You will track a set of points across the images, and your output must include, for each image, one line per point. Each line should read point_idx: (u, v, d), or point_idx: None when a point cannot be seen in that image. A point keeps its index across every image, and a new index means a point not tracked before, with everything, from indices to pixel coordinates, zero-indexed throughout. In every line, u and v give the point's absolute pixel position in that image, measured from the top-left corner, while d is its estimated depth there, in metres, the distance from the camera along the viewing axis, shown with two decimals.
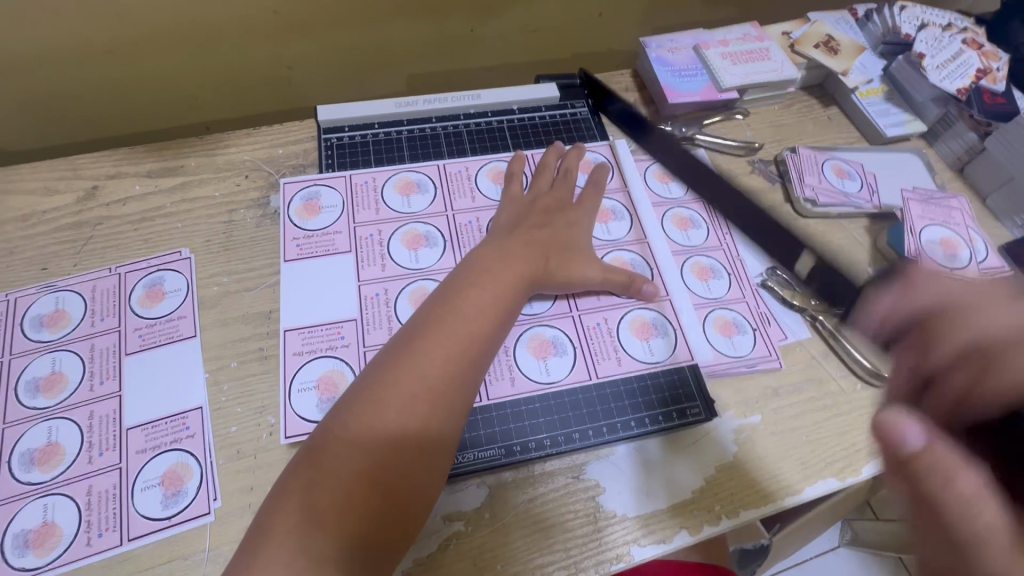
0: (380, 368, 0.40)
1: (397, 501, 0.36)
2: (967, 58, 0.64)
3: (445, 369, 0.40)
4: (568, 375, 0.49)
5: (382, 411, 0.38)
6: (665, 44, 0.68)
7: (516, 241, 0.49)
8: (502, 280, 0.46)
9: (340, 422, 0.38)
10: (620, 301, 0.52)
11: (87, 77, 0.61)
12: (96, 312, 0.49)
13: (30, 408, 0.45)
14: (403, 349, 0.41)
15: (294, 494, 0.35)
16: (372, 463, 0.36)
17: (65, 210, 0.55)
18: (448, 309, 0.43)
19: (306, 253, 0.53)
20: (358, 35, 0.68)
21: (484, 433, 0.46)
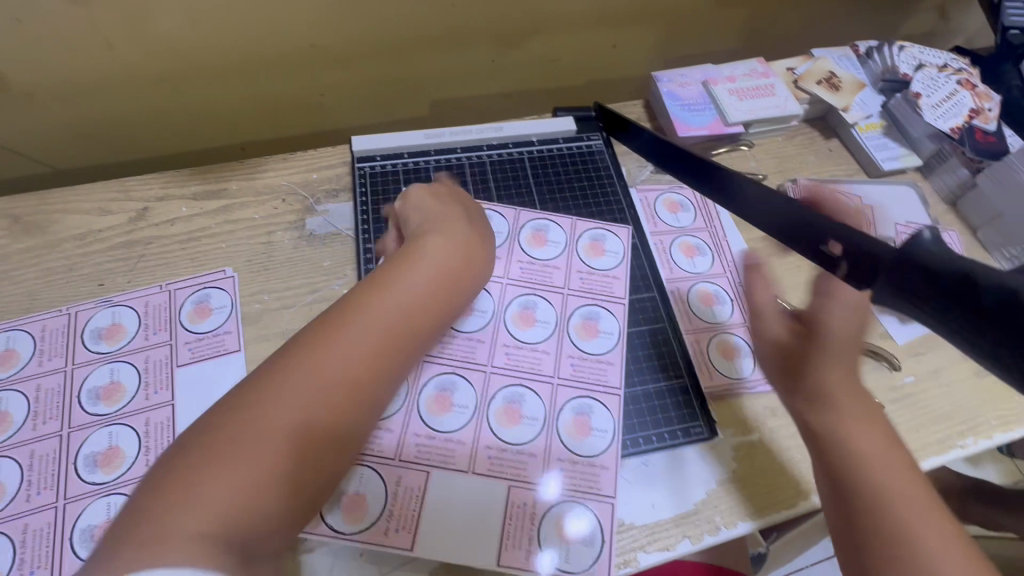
0: (298, 348, 0.37)
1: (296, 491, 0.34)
2: (961, 98, 0.68)
3: (367, 362, 0.38)
4: (532, 377, 0.53)
5: (312, 376, 0.36)
6: (676, 79, 0.72)
7: (457, 248, 0.47)
8: (445, 263, 0.45)
9: (262, 389, 0.35)
10: (586, 309, 0.57)
11: (136, 102, 0.66)
12: (149, 326, 0.54)
13: (92, 414, 0.49)
14: (328, 331, 0.38)
15: (192, 472, 0.31)
16: (275, 449, 0.33)
17: (118, 229, 0.59)
18: (383, 292, 0.41)
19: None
20: (388, 66, 0.73)
21: (462, 452, 0.49)
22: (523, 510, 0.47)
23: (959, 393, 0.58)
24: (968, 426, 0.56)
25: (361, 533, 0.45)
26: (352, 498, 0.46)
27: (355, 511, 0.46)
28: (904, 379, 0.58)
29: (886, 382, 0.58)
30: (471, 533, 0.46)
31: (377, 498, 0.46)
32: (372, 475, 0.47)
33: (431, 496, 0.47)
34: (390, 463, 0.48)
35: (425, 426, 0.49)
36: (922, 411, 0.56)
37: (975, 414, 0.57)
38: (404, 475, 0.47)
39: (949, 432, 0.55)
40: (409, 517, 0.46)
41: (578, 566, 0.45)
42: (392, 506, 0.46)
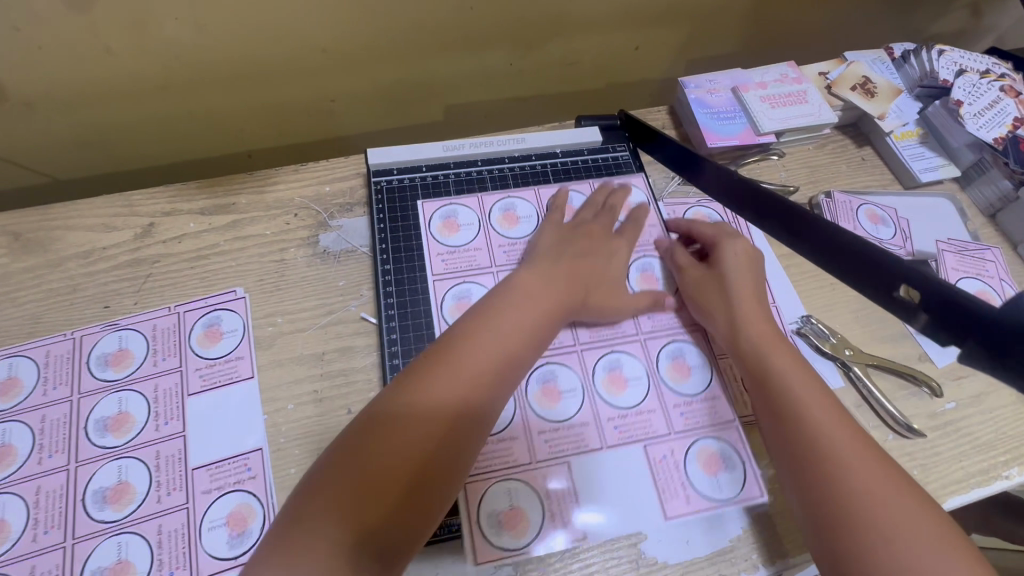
0: (420, 372, 0.43)
1: (417, 504, 0.39)
2: (1005, 106, 0.64)
3: (479, 386, 0.44)
4: (618, 342, 0.55)
5: (417, 414, 0.41)
6: (703, 85, 0.68)
7: (560, 270, 0.52)
8: (533, 305, 0.49)
9: (366, 430, 0.40)
10: (640, 261, 0.59)
11: (141, 111, 0.63)
12: (158, 351, 0.52)
13: (100, 446, 0.47)
14: (441, 359, 0.44)
15: (329, 488, 0.38)
16: (399, 463, 0.39)
17: (123, 247, 0.57)
18: (487, 325, 0.47)
19: (452, 268, 0.56)
20: (402, 71, 0.69)
21: (590, 431, 0.50)
22: (665, 461, 0.50)
23: (1002, 420, 0.55)
24: (1012, 456, 0.53)
25: (533, 539, 0.46)
26: (508, 513, 0.47)
27: (516, 526, 0.46)
28: (945, 405, 0.56)
29: (926, 409, 0.55)
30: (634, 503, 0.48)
31: (533, 506, 0.47)
32: (500, 487, 0.48)
33: (580, 476, 0.49)
34: (528, 468, 0.48)
35: (547, 422, 0.50)
36: (964, 440, 0.54)
37: (1019, 443, 0.54)
38: (548, 471, 0.48)
39: (993, 462, 0.53)
40: (568, 504, 0.47)
41: (731, 491, 0.49)
42: (548, 506, 0.47)
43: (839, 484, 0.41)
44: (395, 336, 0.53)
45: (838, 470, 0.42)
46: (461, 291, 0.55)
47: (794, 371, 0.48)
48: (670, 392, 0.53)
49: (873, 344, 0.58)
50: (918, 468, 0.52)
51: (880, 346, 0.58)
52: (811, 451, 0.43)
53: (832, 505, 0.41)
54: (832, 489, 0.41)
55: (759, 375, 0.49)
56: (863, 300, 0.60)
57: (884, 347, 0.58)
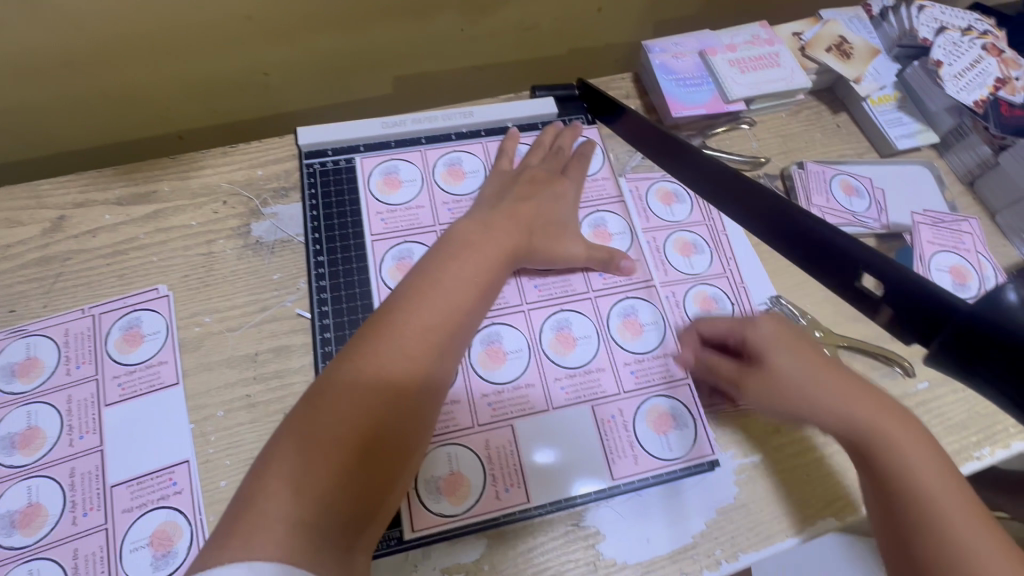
0: (361, 338, 0.40)
1: (374, 473, 0.37)
2: (986, 66, 0.60)
3: (428, 342, 0.41)
4: (568, 300, 0.51)
5: (363, 380, 0.38)
6: (669, 49, 0.63)
7: (501, 215, 0.49)
8: (480, 255, 0.46)
9: (312, 406, 0.37)
10: (592, 215, 0.55)
11: (45, 90, 0.56)
12: (70, 358, 0.47)
13: (7, 466, 0.43)
14: (386, 321, 0.41)
15: (276, 466, 0.35)
16: (350, 433, 0.36)
17: (30, 243, 0.51)
18: (432, 280, 0.43)
19: (392, 228, 0.53)
20: (340, 39, 0.63)
21: (536, 393, 0.47)
22: (615, 421, 0.47)
23: (976, 398, 0.53)
24: (983, 435, 0.52)
25: (475, 504, 0.44)
26: (449, 479, 0.44)
27: (456, 492, 0.44)
28: (918, 384, 0.53)
29: (898, 390, 0.53)
30: (582, 461, 0.46)
31: (475, 473, 0.44)
32: (441, 453, 0.44)
33: (522, 444, 0.46)
34: (471, 434, 0.45)
35: (489, 385, 0.47)
36: (935, 420, 0.52)
37: (992, 422, 0.52)
38: (490, 436, 0.45)
39: (964, 443, 0.51)
40: (511, 471, 0.45)
41: (681, 450, 0.47)
42: (491, 471, 0.45)
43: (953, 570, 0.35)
44: (329, 334, 0.49)
45: (951, 543, 0.35)
46: (402, 250, 0.52)
47: (868, 401, 0.41)
48: (621, 349, 0.50)
49: (844, 324, 0.55)
50: None
51: (852, 325, 0.55)
52: (920, 523, 0.36)
53: None
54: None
55: (837, 419, 0.41)
56: None
57: (855, 326, 0.56)
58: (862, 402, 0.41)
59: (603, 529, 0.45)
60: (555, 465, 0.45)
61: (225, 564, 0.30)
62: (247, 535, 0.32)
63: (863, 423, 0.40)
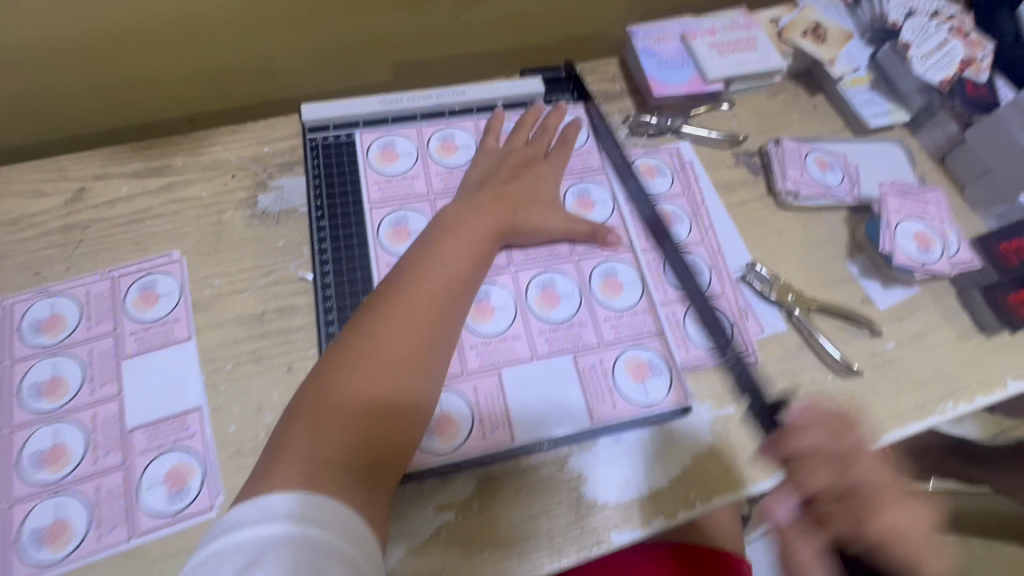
0: (370, 307, 0.44)
1: (387, 424, 0.40)
2: (952, 48, 0.64)
3: (431, 308, 0.45)
4: (552, 262, 0.55)
5: (371, 342, 0.42)
6: (652, 34, 0.67)
7: (487, 195, 0.53)
8: (474, 230, 0.50)
9: (331, 365, 0.42)
10: (577, 186, 0.59)
11: (65, 73, 0.60)
12: (91, 316, 0.51)
13: (34, 411, 0.47)
14: (391, 291, 0.45)
15: (301, 415, 0.39)
16: (361, 389, 0.40)
17: (53, 212, 0.55)
18: (430, 254, 0.47)
19: (388, 197, 0.57)
20: (343, 27, 0.67)
21: (521, 345, 0.51)
22: (594, 369, 0.51)
23: (940, 358, 0.56)
24: (947, 391, 0.54)
25: (462, 443, 0.47)
26: (439, 419, 0.48)
27: (444, 433, 0.47)
28: (885, 344, 0.56)
29: (867, 350, 0.56)
30: (567, 408, 0.49)
31: (463, 416, 0.48)
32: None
33: (508, 391, 0.49)
34: (460, 379, 0.49)
35: (477, 335, 0.51)
36: (901, 377, 0.55)
37: (955, 380, 0.55)
38: (477, 382, 0.49)
39: (929, 399, 0.54)
40: (495, 416, 0.48)
41: (658, 396, 0.50)
42: (478, 415, 0.48)
43: None
44: (330, 292, 0.52)
45: None
46: (400, 215, 0.56)
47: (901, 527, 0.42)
48: (601, 305, 0.54)
49: (816, 289, 0.59)
50: (856, 407, 0.53)
51: (823, 291, 0.59)
52: None
53: None
54: None
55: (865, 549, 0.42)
56: (808, 247, 0.61)
57: (827, 291, 0.59)
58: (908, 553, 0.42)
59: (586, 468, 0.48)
60: (542, 415, 0.49)
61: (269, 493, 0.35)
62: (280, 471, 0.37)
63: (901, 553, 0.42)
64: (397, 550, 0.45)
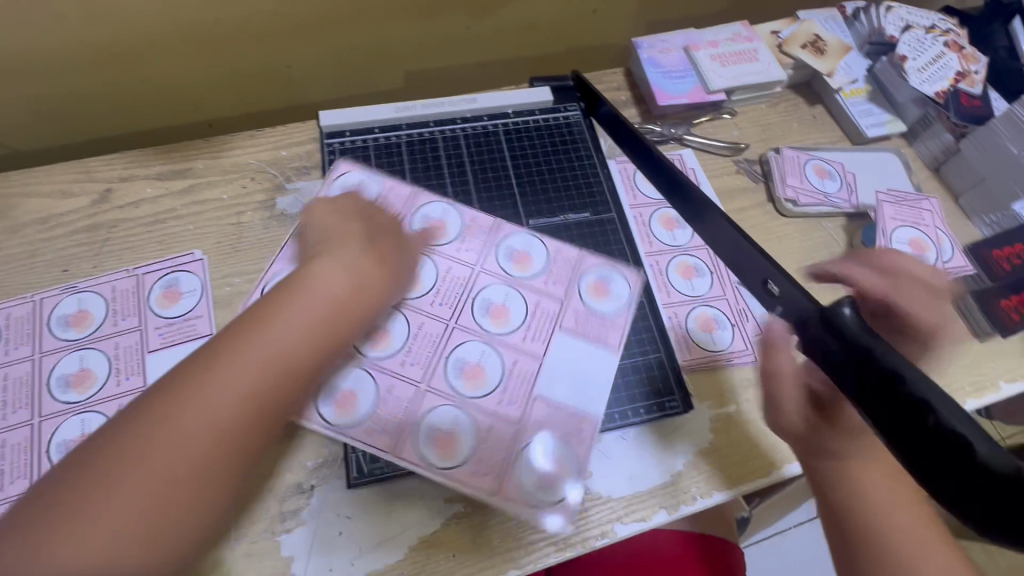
0: (222, 350, 0.38)
1: (204, 490, 0.36)
2: (947, 61, 0.66)
3: (261, 368, 0.39)
4: (476, 284, 0.55)
5: (211, 396, 0.37)
6: (657, 45, 0.70)
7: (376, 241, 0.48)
8: (358, 266, 0.45)
9: (168, 416, 0.36)
10: (502, 248, 0.57)
11: (91, 78, 0.63)
12: (117, 311, 0.53)
13: (63, 402, 0.49)
14: (223, 345, 0.39)
15: (127, 474, 0.34)
16: (193, 450, 0.35)
17: (81, 212, 0.58)
18: (304, 293, 0.42)
19: (390, 205, 0.57)
20: (358, 36, 0.70)
21: (528, 364, 0.52)
22: (592, 378, 0.52)
23: None
24: None
25: (466, 455, 0.47)
26: (445, 436, 0.48)
27: (446, 449, 0.47)
28: None
29: None
30: (591, 420, 0.50)
31: (466, 433, 0.48)
32: (447, 410, 0.49)
33: (530, 427, 0.49)
34: (445, 396, 0.49)
35: (478, 401, 0.50)
36: None
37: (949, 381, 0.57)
38: (495, 423, 0.49)
39: None
40: (496, 456, 0.48)
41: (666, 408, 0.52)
42: (484, 441, 0.48)
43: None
44: None
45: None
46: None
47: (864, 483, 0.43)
48: (582, 302, 0.55)
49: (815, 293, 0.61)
50: None
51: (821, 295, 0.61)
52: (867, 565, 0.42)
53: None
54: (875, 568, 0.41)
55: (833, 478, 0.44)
56: (806, 253, 0.63)
57: (824, 295, 0.61)
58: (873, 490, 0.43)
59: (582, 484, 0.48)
60: (557, 442, 0.49)
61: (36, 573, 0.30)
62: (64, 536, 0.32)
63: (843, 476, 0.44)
64: (409, 538, 0.46)
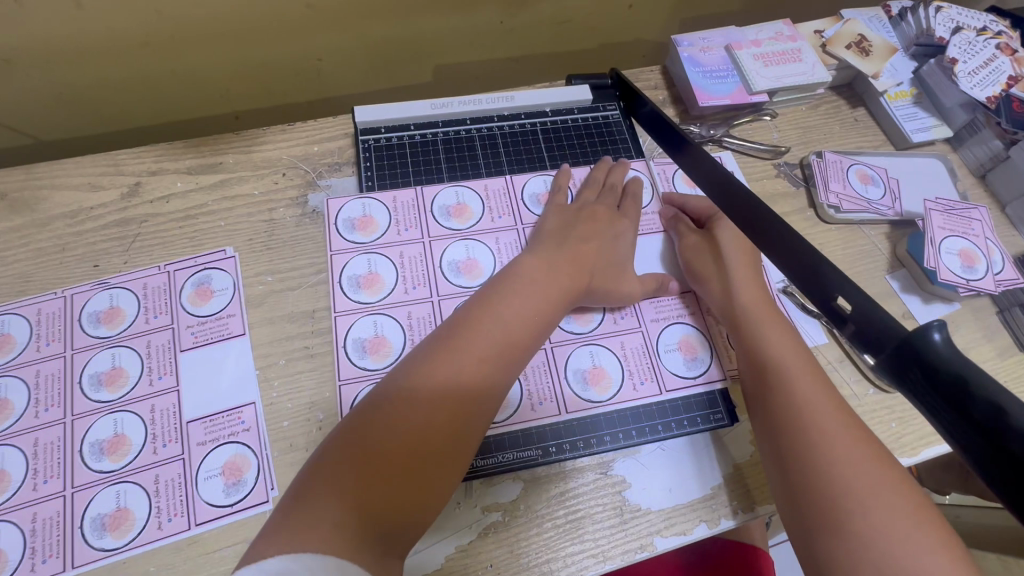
0: (430, 351, 0.42)
1: (413, 487, 0.37)
2: (1000, 64, 0.63)
3: (471, 370, 0.41)
4: (505, 244, 0.57)
5: (424, 392, 0.40)
6: (697, 43, 0.68)
7: (564, 256, 0.51)
8: (581, 269, 0.51)
9: (385, 411, 0.39)
10: (526, 196, 0.60)
11: (120, 68, 0.61)
12: (149, 309, 0.52)
13: (95, 401, 0.48)
14: (440, 345, 0.42)
15: (341, 470, 0.36)
16: (404, 441, 0.37)
17: (111, 206, 0.56)
18: (539, 288, 0.47)
19: (418, 208, 0.58)
20: (390, 28, 0.68)
21: (633, 331, 0.55)
22: (662, 353, 0.54)
23: None
24: None
25: (614, 390, 0.52)
26: (591, 372, 0.52)
27: (599, 382, 0.52)
28: None
29: None
30: (698, 350, 0.54)
31: (612, 366, 0.53)
32: (581, 350, 0.53)
33: (653, 354, 0.54)
34: (562, 345, 0.53)
35: (591, 338, 0.54)
36: None
37: None
38: (624, 339, 0.54)
39: None
40: (643, 367, 0.53)
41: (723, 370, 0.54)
42: (627, 367, 0.53)
43: (803, 433, 0.42)
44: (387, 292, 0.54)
45: (811, 437, 0.41)
46: (444, 270, 0.55)
47: (785, 345, 0.48)
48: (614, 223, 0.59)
49: None
50: (897, 422, 0.53)
51: None
52: (791, 419, 0.43)
53: (797, 443, 0.42)
54: (790, 420, 0.43)
55: (746, 327, 0.50)
56: (848, 261, 0.61)
57: None
58: (787, 351, 0.47)
59: (712, 355, 0.54)
60: (679, 362, 0.54)
61: (274, 556, 0.31)
62: (290, 535, 0.33)
63: (755, 315, 0.50)
64: (446, 547, 0.46)
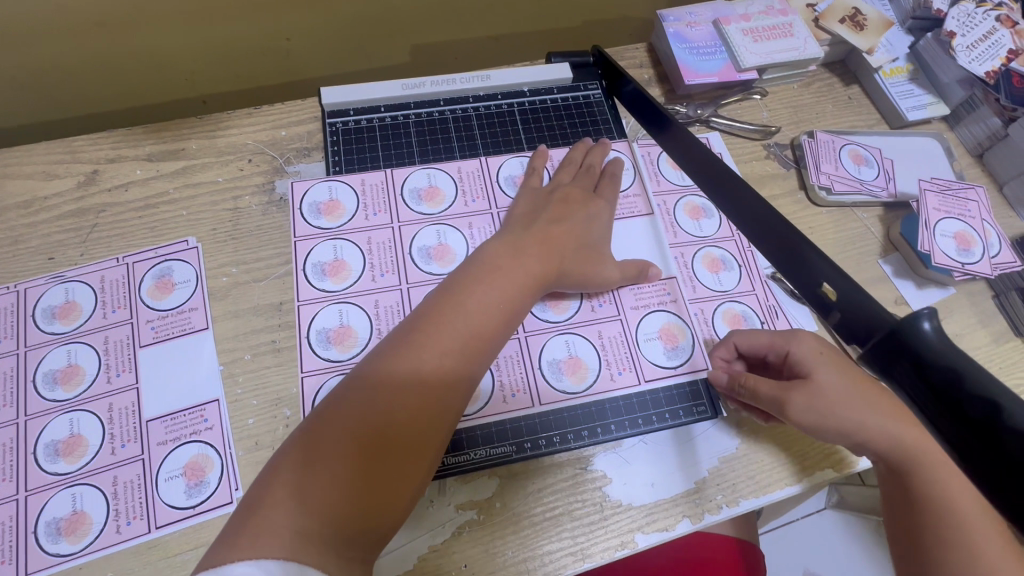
0: (396, 340, 0.40)
1: (382, 486, 0.35)
2: (1000, 38, 0.60)
3: (440, 359, 0.39)
4: (479, 228, 0.55)
5: (391, 385, 0.38)
6: (683, 18, 0.64)
7: (534, 238, 0.48)
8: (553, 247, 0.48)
9: (351, 408, 0.36)
10: (502, 177, 0.58)
11: (74, 50, 0.58)
12: (106, 303, 0.50)
13: (50, 399, 0.46)
14: (407, 334, 0.40)
15: (304, 471, 0.34)
16: (371, 438, 0.36)
17: (66, 195, 0.54)
18: (511, 269, 0.45)
19: (385, 192, 0.56)
20: (362, 6, 0.65)
21: (610, 320, 0.52)
22: (641, 342, 0.52)
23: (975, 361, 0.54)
24: None
25: (591, 381, 0.50)
26: (567, 363, 0.50)
27: (576, 372, 0.50)
28: None
29: None
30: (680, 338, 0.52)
31: (589, 357, 0.51)
32: (556, 340, 0.51)
33: (632, 344, 0.52)
34: (535, 334, 0.51)
35: (568, 326, 0.52)
36: None
37: None
38: (602, 328, 0.52)
39: None
40: (621, 357, 0.51)
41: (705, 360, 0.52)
42: (605, 356, 0.51)
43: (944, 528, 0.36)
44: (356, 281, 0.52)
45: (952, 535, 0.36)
46: (414, 257, 0.53)
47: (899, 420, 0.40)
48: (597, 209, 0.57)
49: None
50: None
51: None
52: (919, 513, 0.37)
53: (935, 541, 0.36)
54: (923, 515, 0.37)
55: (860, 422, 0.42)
56: (839, 244, 0.59)
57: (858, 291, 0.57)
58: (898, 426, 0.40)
59: (693, 344, 0.52)
60: (658, 351, 0.52)
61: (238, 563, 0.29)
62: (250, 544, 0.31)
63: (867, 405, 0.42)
64: (418, 547, 0.44)
